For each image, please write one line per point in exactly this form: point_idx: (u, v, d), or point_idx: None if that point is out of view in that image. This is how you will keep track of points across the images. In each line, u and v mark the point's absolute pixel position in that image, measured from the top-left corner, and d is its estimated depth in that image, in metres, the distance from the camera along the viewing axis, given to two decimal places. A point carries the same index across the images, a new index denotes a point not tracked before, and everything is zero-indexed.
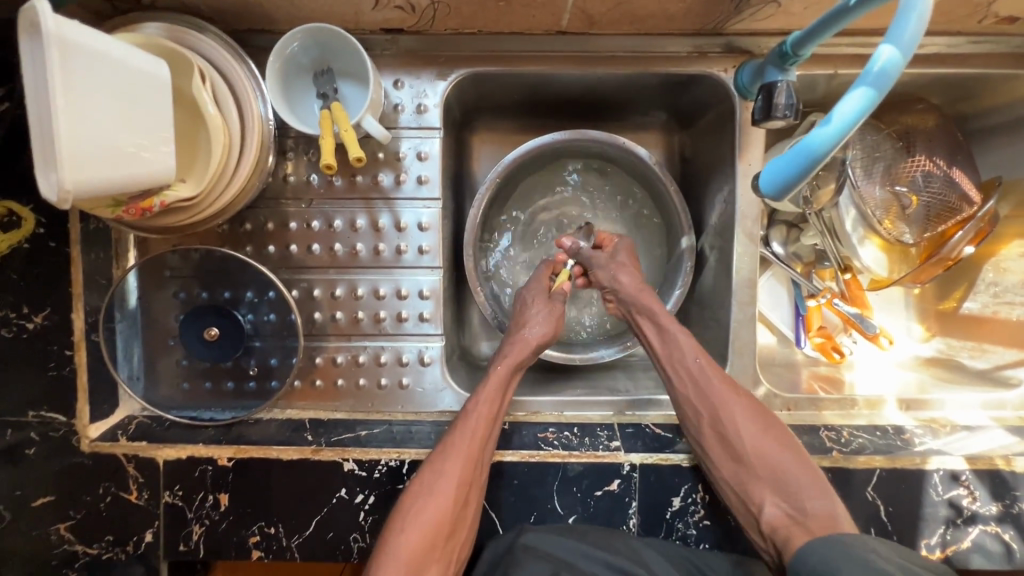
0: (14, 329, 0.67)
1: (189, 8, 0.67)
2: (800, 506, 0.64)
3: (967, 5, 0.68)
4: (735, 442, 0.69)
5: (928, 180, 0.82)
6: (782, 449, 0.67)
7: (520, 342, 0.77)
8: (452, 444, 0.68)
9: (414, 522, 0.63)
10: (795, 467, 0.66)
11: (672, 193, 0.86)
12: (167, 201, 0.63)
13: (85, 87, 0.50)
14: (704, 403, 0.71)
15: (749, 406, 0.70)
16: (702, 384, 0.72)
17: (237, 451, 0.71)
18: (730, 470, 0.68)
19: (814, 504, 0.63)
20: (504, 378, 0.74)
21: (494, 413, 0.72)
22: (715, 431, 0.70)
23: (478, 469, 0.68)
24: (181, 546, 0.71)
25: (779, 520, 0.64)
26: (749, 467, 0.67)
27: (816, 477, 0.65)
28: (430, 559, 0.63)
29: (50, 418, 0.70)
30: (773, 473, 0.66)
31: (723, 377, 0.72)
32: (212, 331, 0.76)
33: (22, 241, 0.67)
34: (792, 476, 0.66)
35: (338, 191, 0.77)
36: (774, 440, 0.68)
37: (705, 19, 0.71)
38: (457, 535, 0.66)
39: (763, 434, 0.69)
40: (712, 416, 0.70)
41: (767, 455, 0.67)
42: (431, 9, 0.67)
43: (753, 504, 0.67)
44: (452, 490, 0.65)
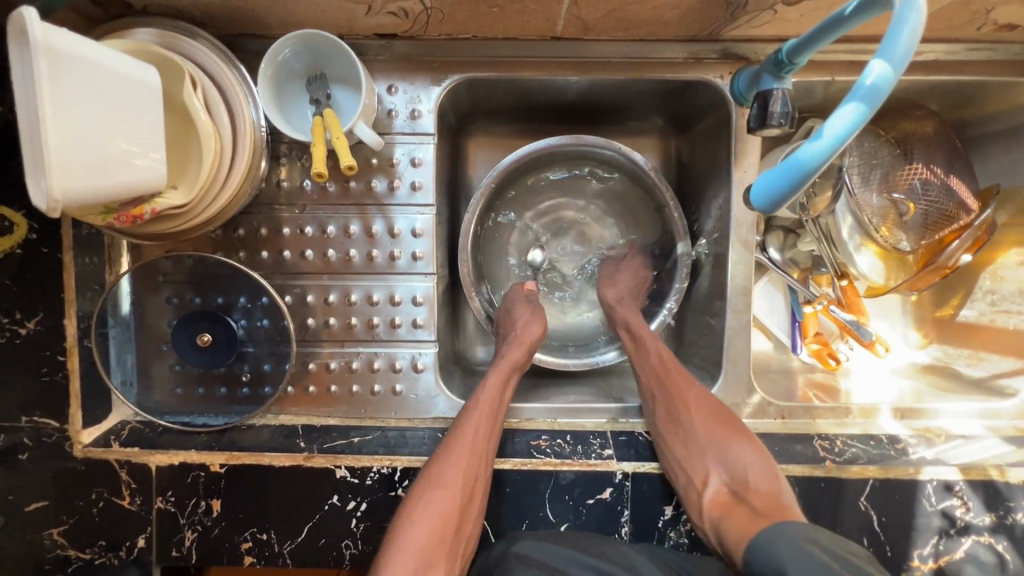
0: (7, 335, 0.67)
1: (181, 13, 0.67)
2: (743, 480, 0.67)
3: (965, 13, 0.67)
4: (690, 426, 0.72)
5: (926, 188, 0.82)
6: (732, 432, 0.71)
7: (520, 341, 0.79)
8: (459, 438, 0.69)
9: (422, 512, 0.64)
10: (743, 446, 0.69)
11: (668, 200, 0.85)
12: (159, 208, 0.63)
13: (75, 96, 0.50)
14: (661, 388, 0.76)
15: (704, 393, 0.74)
16: (662, 372, 0.77)
17: (230, 457, 0.71)
18: (679, 449, 0.71)
19: (755, 478, 0.66)
20: (507, 375, 0.76)
21: (496, 407, 0.74)
22: (673, 420, 0.73)
23: (484, 463, 0.69)
24: (174, 552, 0.71)
25: (720, 496, 0.67)
26: (698, 446, 0.71)
27: (762, 457, 0.68)
28: (439, 553, 0.62)
29: (43, 423, 0.70)
30: (723, 458, 0.69)
31: (680, 367, 0.77)
32: (205, 337, 0.76)
33: (15, 246, 0.66)
34: (740, 456, 0.69)
35: (331, 197, 0.76)
36: (725, 424, 0.72)
37: (701, 25, 0.71)
38: (464, 530, 0.66)
39: (714, 419, 0.72)
40: (671, 403, 0.75)
41: (720, 441, 0.70)
42: (424, 15, 0.67)
43: (699, 486, 0.68)
44: (460, 481, 0.66)
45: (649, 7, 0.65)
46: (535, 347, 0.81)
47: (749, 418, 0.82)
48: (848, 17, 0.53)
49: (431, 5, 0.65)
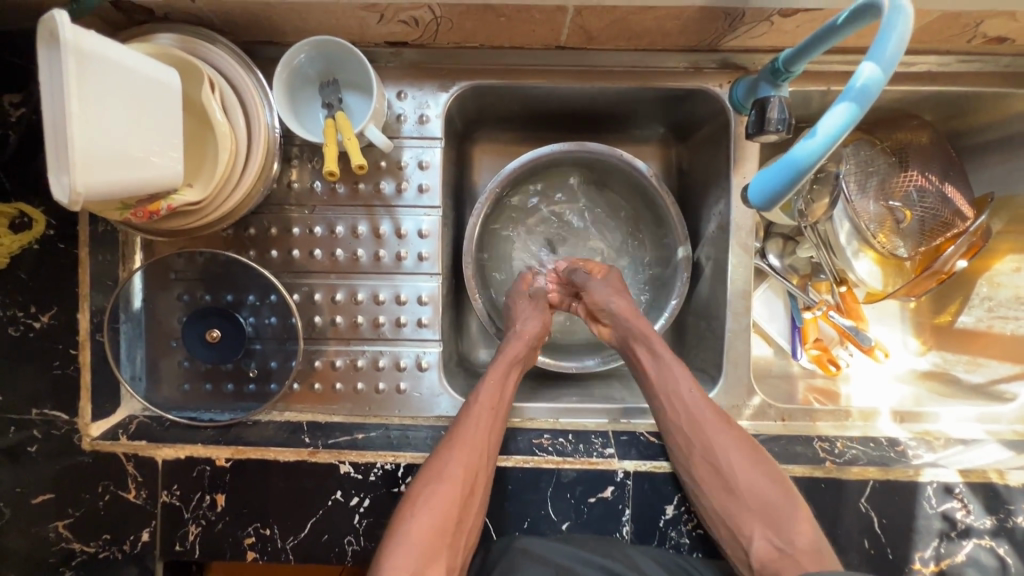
0: (22, 328, 0.70)
1: (201, 19, 0.69)
2: (788, 540, 0.65)
3: (955, 26, 0.70)
4: (728, 476, 0.69)
5: (922, 196, 0.84)
6: (771, 482, 0.68)
7: (522, 335, 0.80)
8: (463, 434, 0.70)
9: (424, 507, 0.65)
10: (784, 499, 0.67)
11: (669, 206, 0.88)
12: (174, 204, 0.64)
13: (101, 95, 0.52)
14: (697, 436, 0.71)
15: (740, 437, 0.71)
16: (696, 414, 0.72)
17: (235, 452, 0.72)
18: (720, 503, 0.68)
19: (799, 536, 0.64)
20: (507, 372, 0.77)
21: (499, 398, 0.75)
22: (709, 466, 0.70)
23: (485, 457, 0.70)
24: (177, 546, 0.72)
25: (767, 554, 0.65)
26: (740, 502, 0.68)
27: (801, 506, 0.66)
28: (441, 545, 0.64)
29: (53, 415, 0.72)
30: (765, 508, 0.66)
31: (712, 408, 0.72)
32: (214, 333, 0.77)
33: (33, 242, 0.70)
34: (783, 510, 0.66)
35: (340, 198, 0.79)
36: (764, 473, 0.68)
37: (701, 36, 0.73)
38: (465, 523, 0.66)
39: (753, 466, 0.69)
40: (702, 446, 0.70)
41: (758, 488, 0.67)
42: (434, 24, 0.70)
43: (744, 538, 0.67)
44: (461, 475, 0.67)
45: (650, 17, 0.68)
46: (538, 342, 0.81)
47: (749, 419, 0.82)
48: (840, 27, 0.55)
49: (441, 14, 0.67)
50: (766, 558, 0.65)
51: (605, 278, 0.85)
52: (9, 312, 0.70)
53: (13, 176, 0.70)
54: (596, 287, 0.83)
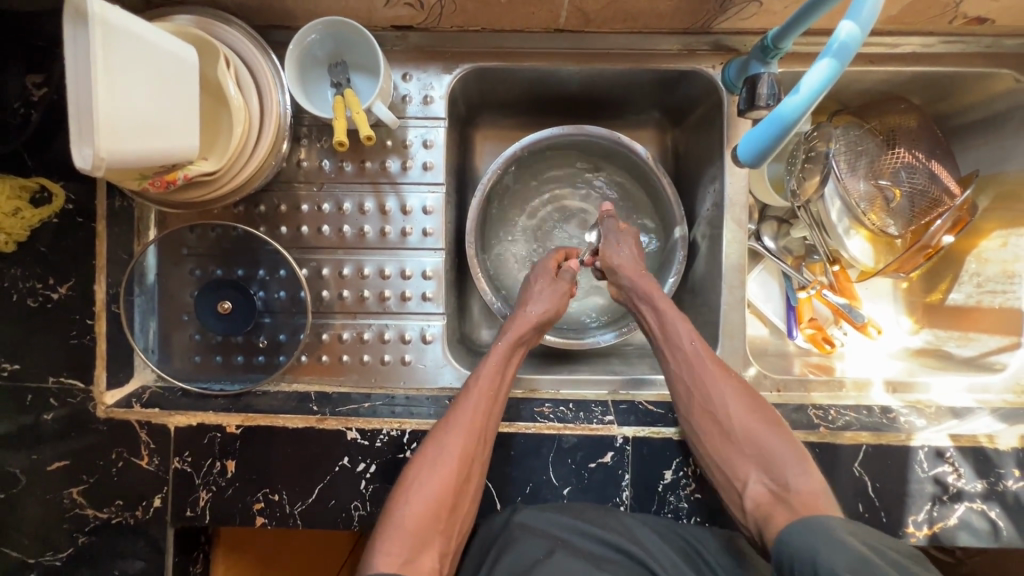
0: (41, 299, 0.73)
1: (216, 2, 0.73)
2: (785, 484, 0.65)
3: (936, 5, 0.73)
4: (727, 424, 0.71)
5: (911, 174, 0.88)
6: (769, 429, 0.70)
7: (526, 318, 0.82)
8: (461, 417, 0.71)
9: (418, 489, 0.66)
10: (784, 448, 0.68)
11: (665, 186, 0.90)
12: (190, 175, 0.67)
13: (124, 65, 0.55)
14: (695, 384, 0.74)
15: (741, 386, 0.73)
16: (695, 366, 0.75)
17: (245, 419, 0.74)
18: (718, 449, 0.70)
19: (794, 478, 0.65)
20: (507, 355, 0.79)
21: (496, 385, 0.76)
22: (707, 412, 0.73)
23: (482, 440, 0.71)
24: (188, 511, 0.74)
25: (762, 497, 0.66)
26: (738, 446, 0.70)
27: (799, 452, 0.67)
28: (434, 529, 0.65)
29: (70, 384, 0.74)
30: (761, 454, 0.68)
31: (714, 361, 0.75)
32: (225, 305, 0.80)
33: (52, 216, 0.73)
34: (780, 456, 0.67)
35: (348, 176, 0.81)
36: (762, 419, 0.71)
37: (694, 17, 0.76)
38: (460, 507, 0.68)
39: (751, 414, 0.71)
40: (701, 393, 0.74)
41: (755, 435, 0.70)
42: (438, 6, 0.73)
43: (739, 482, 0.68)
44: (457, 456, 0.68)
45: None
46: (541, 327, 0.83)
47: None
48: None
49: None
50: (760, 501, 0.65)
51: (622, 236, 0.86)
52: (28, 284, 0.72)
53: (34, 152, 0.73)
54: (611, 245, 0.85)
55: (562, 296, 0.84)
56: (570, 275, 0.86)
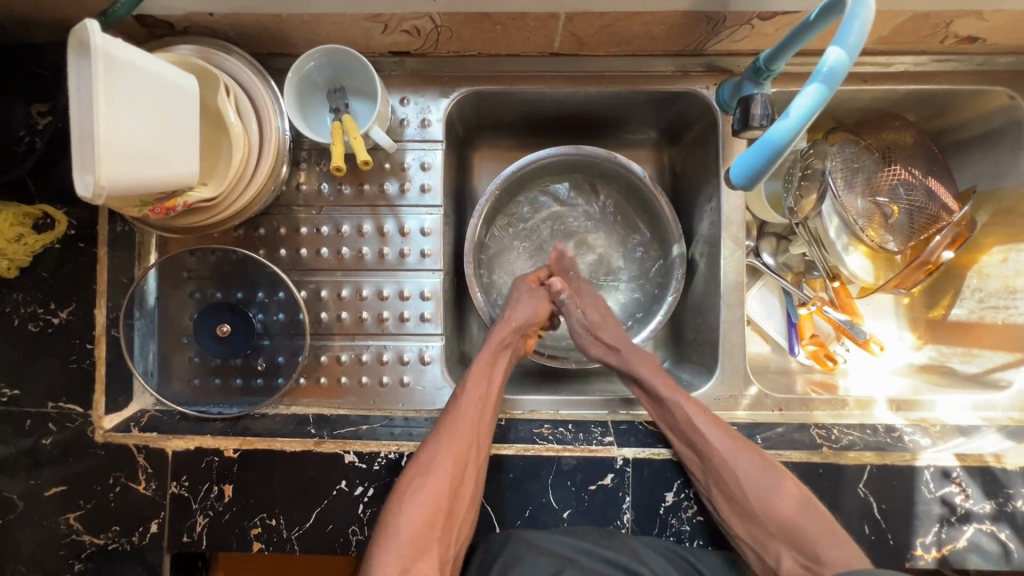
0: (42, 324, 0.74)
1: (218, 32, 0.74)
2: (816, 558, 0.65)
3: (926, 26, 0.74)
4: (748, 502, 0.69)
5: (907, 191, 0.88)
6: (790, 501, 0.67)
7: (510, 322, 0.83)
8: (451, 425, 0.71)
9: (414, 499, 0.66)
10: (811, 517, 0.67)
11: (662, 205, 0.91)
12: (190, 201, 0.68)
13: (127, 99, 0.56)
14: (707, 467, 0.71)
15: (750, 459, 0.70)
16: (701, 447, 0.72)
17: (243, 442, 0.74)
18: (745, 530, 0.69)
19: (832, 554, 0.64)
20: (493, 362, 0.80)
21: (486, 391, 0.76)
22: (722, 491, 0.70)
23: (474, 448, 0.71)
24: (185, 537, 0.73)
25: (796, 574, 0.66)
26: (761, 525, 0.68)
27: (827, 524, 0.66)
28: (430, 537, 0.65)
29: (68, 409, 0.74)
30: (787, 532, 0.67)
31: (720, 432, 0.72)
32: (224, 328, 0.81)
33: (55, 241, 0.74)
34: (801, 529, 0.66)
35: (346, 198, 0.82)
36: (781, 495, 0.68)
37: (686, 40, 0.77)
38: (455, 516, 0.68)
39: (770, 488, 0.69)
40: (716, 474, 0.71)
41: (776, 509, 0.68)
42: (435, 33, 0.74)
43: (771, 559, 0.68)
44: (449, 463, 0.69)
45: (638, 22, 0.72)
46: (525, 331, 0.84)
47: (746, 410, 0.84)
48: (812, 23, 0.59)
49: (441, 23, 0.72)
50: None
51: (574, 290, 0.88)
52: (29, 309, 0.73)
53: (38, 179, 0.74)
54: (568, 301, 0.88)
55: (539, 300, 0.86)
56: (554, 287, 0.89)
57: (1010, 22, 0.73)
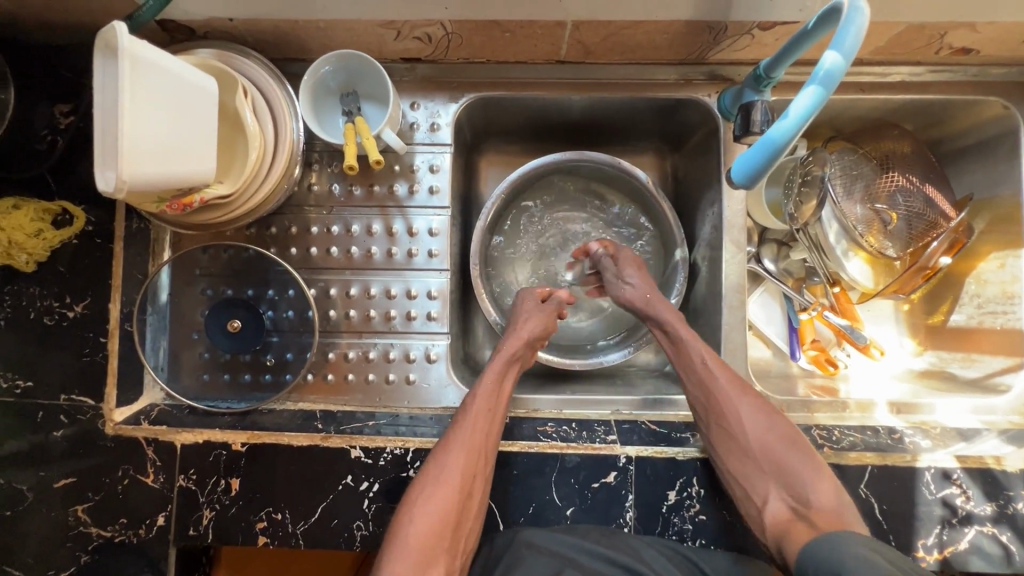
0: (57, 317, 0.75)
1: (236, 38, 0.77)
2: (805, 500, 0.67)
3: (921, 37, 0.76)
4: (747, 442, 0.71)
5: (906, 198, 0.90)
6: (788, 446, 0.70)
7: (519, 335, 0.83)
8: (459, 435, 0.71)
9: (422, 506, 0.67)
10: (807, 463, 0.69)
11: (665, 210, 0.93)
12: (206, 198, 0.70)
13: (149, 97, 0.59)
14: (714, 405, 0.75)
15: (755, 403, 0.74)
16: (710, 386, 0.75)
17: (251, 436, 0.75)
18: (738, 469, 0.71)
19: (821, 499, 0.66)
20: (502, 372, 0.79)
21: (495, 402, 0.76)
22: (723, 430, 0.73)
23: (482, 458, 0.71)
24: (191, 530, 0.74)
25: (782, 516, 0.67)
26: (756, 464, 0.71)
27: (823, 473, 0.68)
28: (438, 549, 0.65)
29: (80, 401, 0.75)
30: (780, 471, 0.69)
31: (730, 376, 0.75)
32: (235, 323, 0.82)
33: (73, 237, 0.76)
34: (796, 471, 0.69)
35: (356, 199, 0.84)
36: (780, 439, 0.71)
37: (689, 49, 0.80)
38: (462, 527, 0.68)
39: (770, 433, 0.72)
40: (720, 414, 0.74)
41: (773, 451, 0.70)
42: (445, 40, 0.77)
43: (759, 499, 0.69)
44: (458, 475, 0.68)
45: (641, 31, 0.75)
46: (533, 344, 0.84)
47: None
48: (810, 31, 0.61)
49: (452, 30, 0.75)
50: (783, 519, 0.67)
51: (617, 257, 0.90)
52: (45, 302, 0.75)
53: (59, 177, 0.77)
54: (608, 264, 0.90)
55: (544, 315, 0.87)
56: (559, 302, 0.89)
57: (1003, 34, 0.75)
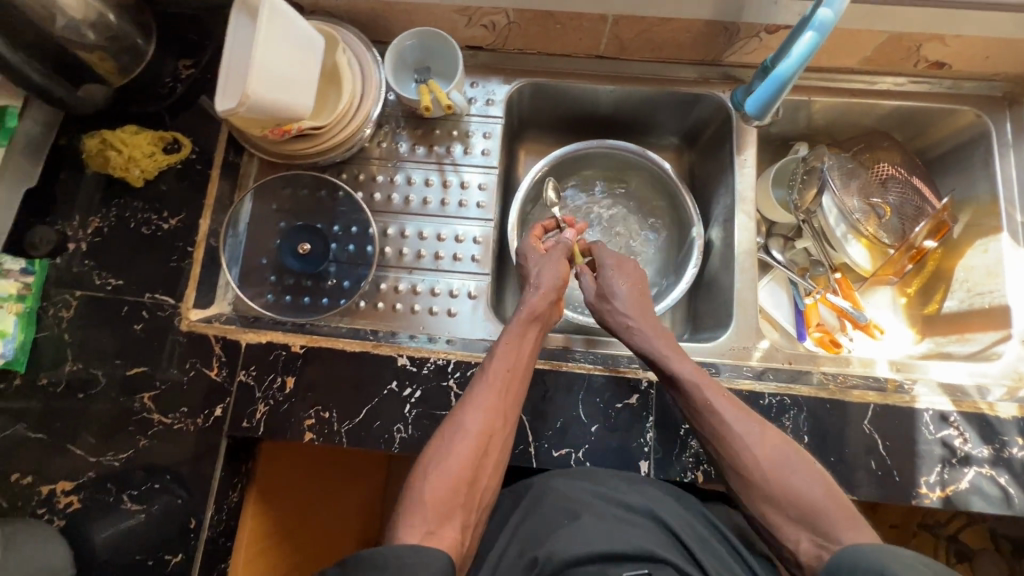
0: (154, 228, 0.87)
1: (336, 15, 0.94)
2: (832, 538, 0.63)
3: (901, 48, 0.92)
4: (765, 475, 0.69)
5: (895, 188, 1.03)
6: (807, 479, 0.67)
7: (540, 290, 0.84)
8: (477, 395, 0.74)
9: (439, 463, 0.69)
10: (830, 497, 0.66)
11: (685, 196, 1.06)
12: (303, 127, 0.84)
13: (278, 37, 0.74)
14: (726, 434, 0.71)
15: (765, 431, 0.71)
16: (717, 415, 0.72)
17: (309, 340, 0.83)
18: (760, 502, 0.69)
19: (848, 534, 0.63)
20: (524, 330, 0.80)
21: (515, 362, 0.77)
22: (735, 461, 0.71)
23: (501, 419, 0.73)
24: (245, 422, 0.80)
25: (811, 555, 0.64)
26: (777, 500, 0.68)
27: (843, 505, 0.65)
28: (454, 503, 0.67)
29: (161, 300, 0.85)
30: (802, 506, 0.66)
31: (733, 401, 0.74)
32: (305, 247, 0.93)
33: (178, 162, 0.89)
34: (819, 506, 0.66)
35: (418, 156, 0.98)
36: (797, 473, 0.68)
37: (707, 50, 0.96)
38: (479, 483, 0.70)
39: (786, 464, 0.69)
40: (729, 442, 0.71)
41: (790, 482, 0.68)
42: (507, 28, 0.94)
43: (784, 538, 0.67)
44: (478, 428, 0.71)
45: (667, 30, 0.92)
46: (554, 298, 0.85)
47: (759, 360, 0.91)
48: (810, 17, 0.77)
49: (513, 19, 0.92)
50: (813, 559, 0.64)
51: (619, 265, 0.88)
52: (145, 215, 0.87)
53: (173, 114, 0.91)
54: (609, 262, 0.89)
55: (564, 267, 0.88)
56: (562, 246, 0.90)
57: (968, 48, 0.91)
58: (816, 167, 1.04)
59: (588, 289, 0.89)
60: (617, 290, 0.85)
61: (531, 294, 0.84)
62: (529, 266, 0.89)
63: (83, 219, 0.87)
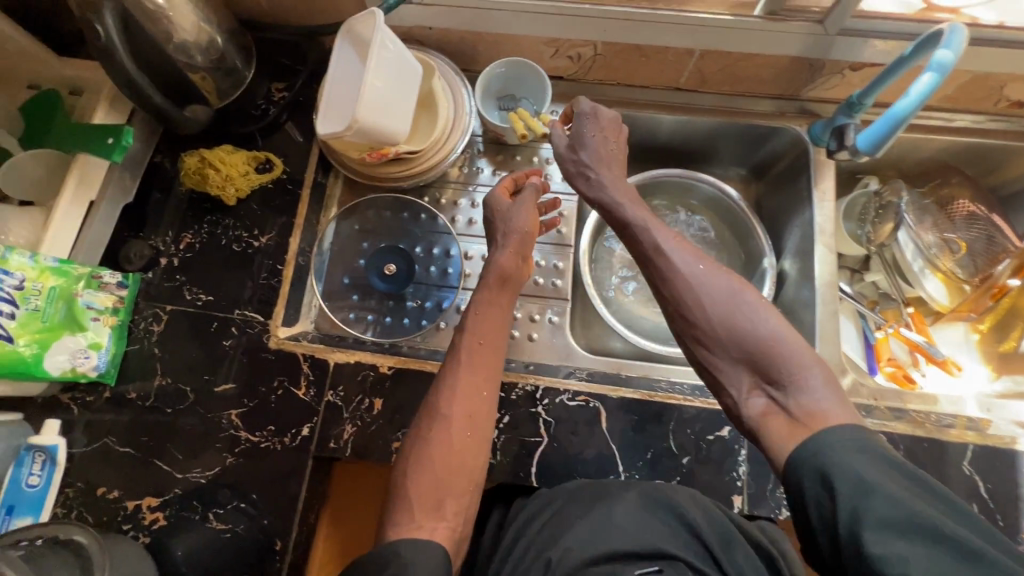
0: (245, 245, 0.88)
1: (425, 43, 0.97)
2: (788, 392, 0.56)
3: (984, 88, 0.93)
4: (712, 323, 0.60)
5: (971, 225, 1.04)
6: (759, 325, 0.59)
7: (508, 247, 0.81)
8: (452, 371, 0.73)
9: (424, 448, 0.68)
10: (785, 344, 0.57)
11: (755, 225, 1.06)
12: (399, 152, 0.86)
13: (386, 70, 0.77)
14: (673, 280, 0.64)
15: (718, 273, 0.63)
16: (663, 261, 0.65)
17: (397, 362, 0.83)
18: (708, 355, 0.61)
19: (805, 390, 0.55)
20: (494, 297, 0.78)
21: (485, 333, 0.76)
22: (681, 309, 0.63)
23: (480, 394, 0.72)
24: (332, 443, 0.80)
25: (769, 413, 0.56)
26: (725, 350, 0.60)
27: (806, 355, 0.57)
28: (443, 489, 0.66)
29: (251, 317, 0.85)
30: (753, 357, 0.58)
31: (688, 248, 0.66)
32: (391, 268, 0.94)
33: (270, 182, 0.91)
34: (772, 355, 0.57)
35: (500, 181, 0.99)
36: (748, 317, 0.59)
37: (788, 84, 0.97)
38: (464, 465, 0.68)
39: (736, 310, 0.60)
40: (674, 288, 0.64)
41: (739, 330, 0.59)
42: (591, 60, 0.96)
43: (737, 397, 0.59)
44: (458, 412, 0.70)
45: (751, 65, 0.93)
46: (524, 254, 0.82)
47: None
48: (910, 57, 0.77)
49: (600, 51, 0.94)
50: (768, 419, 0.56)
51: (583, 135, 0.78)
52: (237, 232, 0.88)
53: (266, 135, 0.93)
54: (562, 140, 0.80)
55: (534, 216, 0.84)
56: (533, 187, 0.86)
57: None
58: (892, 202, 1.04)
59: (553, 141, 0.81)
60: (587, 135, 0.78)
61: (500, 252, 0.81)
62: (497, 217, 0.85)
63: (176, 235, 0.88)
